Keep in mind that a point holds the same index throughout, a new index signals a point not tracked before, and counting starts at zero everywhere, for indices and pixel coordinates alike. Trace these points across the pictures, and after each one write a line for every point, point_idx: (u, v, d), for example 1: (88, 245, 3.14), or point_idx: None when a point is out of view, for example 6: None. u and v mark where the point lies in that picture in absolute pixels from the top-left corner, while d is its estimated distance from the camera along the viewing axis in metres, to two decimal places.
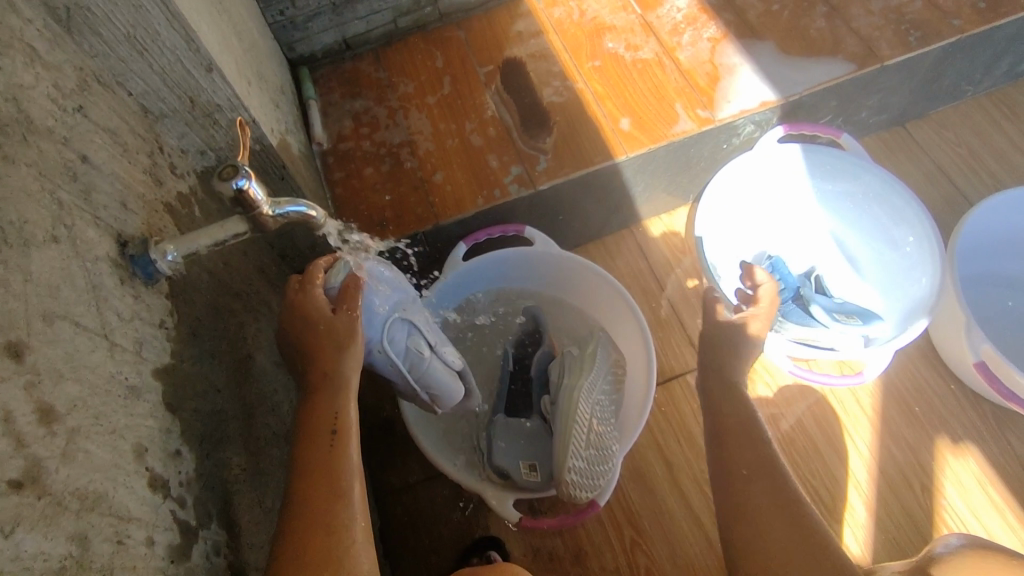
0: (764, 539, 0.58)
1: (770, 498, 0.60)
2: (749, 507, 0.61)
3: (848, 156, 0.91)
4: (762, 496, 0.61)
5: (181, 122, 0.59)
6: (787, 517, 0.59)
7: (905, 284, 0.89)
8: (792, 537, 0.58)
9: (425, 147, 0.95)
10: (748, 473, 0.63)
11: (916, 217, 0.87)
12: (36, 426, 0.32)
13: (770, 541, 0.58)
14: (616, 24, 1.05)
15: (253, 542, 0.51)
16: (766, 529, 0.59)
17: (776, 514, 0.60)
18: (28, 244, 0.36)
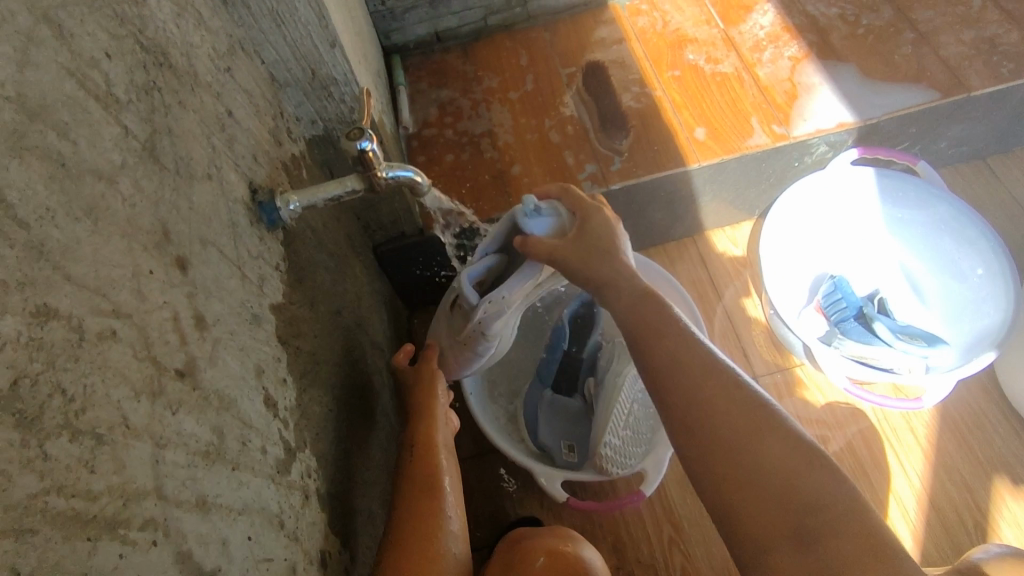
0: (697, 429, 0.52)
1: (710, 382, 0.53)
2: (676, 392, 0.53)
3: (924, 184, 0.91)
4: (690, 378, 0.53)
5: (300, 92, 0.65)
6: (742, 401, 0.52)
7: (971, 316, 0.89)
8: (748, 414, 0.51)
9: (504, 139, 1.00)
10: (673, 359, 0.55)
11: (988, 249, 0.87)
12: (193, 329, 0.37)
13: (736, 429, 0.50)
14: (698, 36, 1.07)
15: (339, 479, 0.55)
16: (726, 418, 0.51)
17: (705, 409, 0.52)
18: (192, 177, 0.42)
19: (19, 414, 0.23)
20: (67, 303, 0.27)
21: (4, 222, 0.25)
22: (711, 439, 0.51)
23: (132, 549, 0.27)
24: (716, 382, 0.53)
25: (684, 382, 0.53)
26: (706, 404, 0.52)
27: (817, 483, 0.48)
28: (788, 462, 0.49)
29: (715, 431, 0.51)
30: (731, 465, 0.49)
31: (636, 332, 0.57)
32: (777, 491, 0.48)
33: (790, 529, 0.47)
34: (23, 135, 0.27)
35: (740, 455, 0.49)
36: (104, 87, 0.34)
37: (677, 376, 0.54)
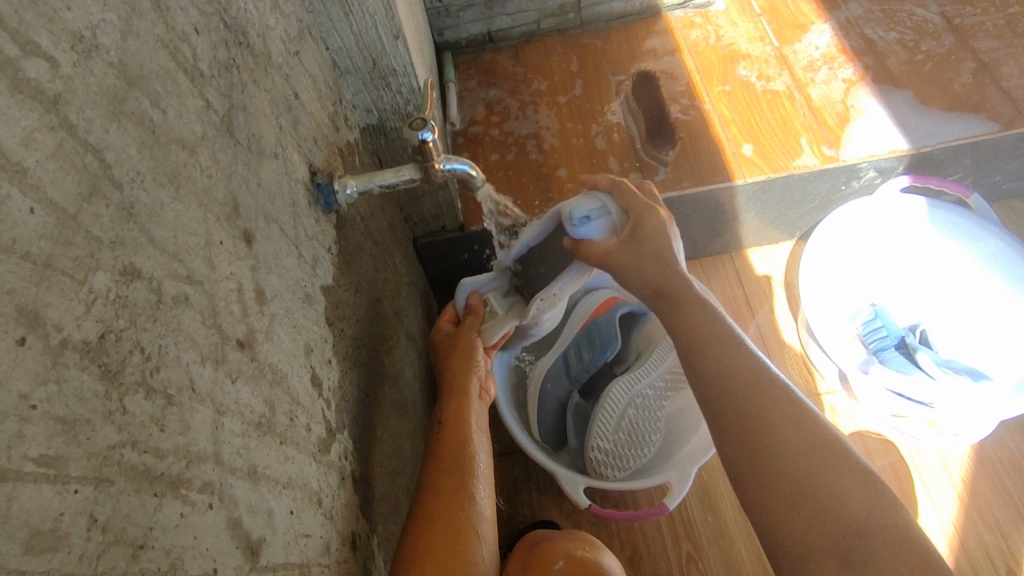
0: (745, 432, 0.52)
1: (763, 388, 0.53)
2: (727, 397, 0.54)
3: (975, 216, 0.90)
4: (743, 383, 0.53)
5: (360, 80, 0.66)
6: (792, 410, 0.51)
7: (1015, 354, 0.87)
8: (798, 425, 0.51)
9: (550, 142, 1.01)
10: (727, 365, 0.55)
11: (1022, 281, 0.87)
12: (254, 303, 0.38)
13: (783, 438, 0.50)
14: (752, 52, 1.06)
15: (371, 462, 0.56)
16: (774, 428, 0.51)
17: (756, 415, 0.52)
18: (260, 155, 0.43)
19: (104, 366, 0.24)
20: (150, 266, 0.28)
21: (101, 180, 0.26)
22: (757, 445, 0.51)
23: (191, 509, 0.28)
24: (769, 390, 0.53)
25: (735, 387, 0.54)
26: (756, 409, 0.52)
27: (856, 498, 0.47)
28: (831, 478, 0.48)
29: (761, 439, 0.51)
30: (775, 473, 0.49)
31: (691, 334, 0.58)
32: (815, 498, 0.48)
33: (824, 536, 0.47)
34: (121, 101, 0.28)
35: (784, 462, 0.49)
36: (191, 61, 0.35)
37: (731, 380, 0.54)
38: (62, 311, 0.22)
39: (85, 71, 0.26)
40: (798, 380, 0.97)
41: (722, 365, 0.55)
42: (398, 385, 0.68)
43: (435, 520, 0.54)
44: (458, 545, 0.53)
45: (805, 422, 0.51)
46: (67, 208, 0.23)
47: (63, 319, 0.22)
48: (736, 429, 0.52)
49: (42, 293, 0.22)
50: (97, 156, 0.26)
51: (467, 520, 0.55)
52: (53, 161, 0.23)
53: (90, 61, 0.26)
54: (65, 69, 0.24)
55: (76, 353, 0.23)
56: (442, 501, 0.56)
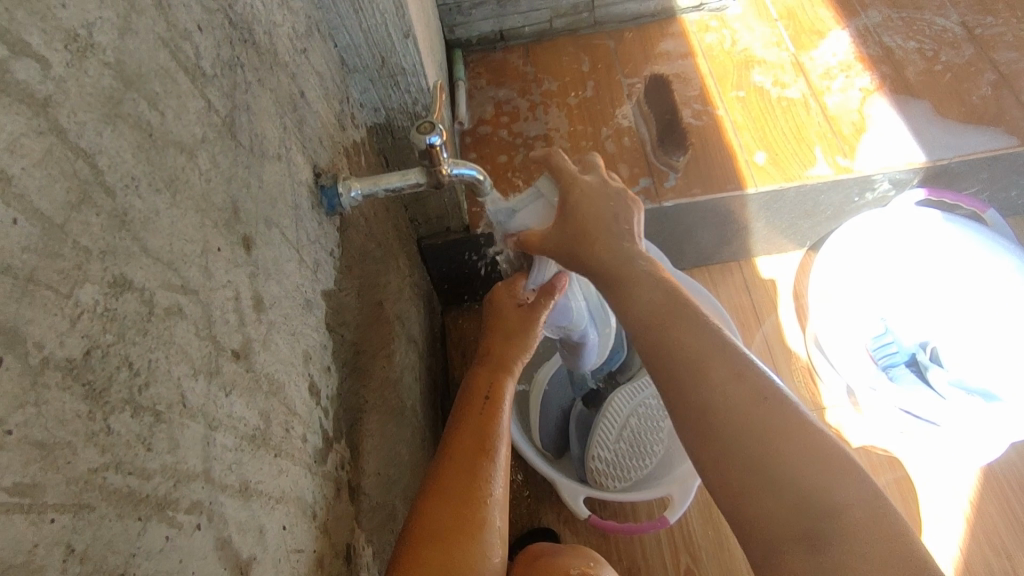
0: (704, 422, 0.49)
1: (721, 373, 0.49)
2: (681, 382, 0.51)
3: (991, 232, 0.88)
4: (699, 368, 0.50)
5: (368, 78, 0.65)
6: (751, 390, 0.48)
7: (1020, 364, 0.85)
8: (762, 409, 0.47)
9: (559, 144, 0.99)
10: (680, 351, 0.51)
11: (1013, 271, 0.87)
12: (252, 311, 0.37)
13: (746, 426, 0.47)
14: (767, 58, 1.05)
15: (368, 470, 0.55)
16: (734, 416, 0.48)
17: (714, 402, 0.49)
18: (262, 156, 0.41)
19: (89, 385, 0.23)
20: (142, 276, 0.27)
21: (93, 188, 0.25)
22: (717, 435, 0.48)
23: (178, 531, 0.27)
24: (730, 375, 0.49)
25: (689, 374, 0.50)
26: (712, 395, 0.49)
27: (831, 483, 0.44)
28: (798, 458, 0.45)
29: (718, 427, 0.48)
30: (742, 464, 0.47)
31: (651, 320, 0.53)
32: (782, 485, 0.45)
33: (801, 526, 0.44)
34: (117, 103, 0.27)
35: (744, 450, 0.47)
36: (193, 60, 0.34)
37: (686, 367, 0.51)
38: (44, 329, 0.21)
39: (79, 71, 0.24)
40: (804, 393, 0.96)
41: (683, 352, 0.51)
42: (398, 389, 0.67)
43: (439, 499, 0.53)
44: (468, 528, 0.52)
45: (770, 405, 0.47)
46: (54, 218, 0.22)
47: (46, 336, 0.21)
48: (691, 420, 0.50)
49: (24, 309, 0.20)
50: (89, 162, 0.25)
51: (478, 503, 0.53)
52: (41, 167, 0.22)
53: (84, 61, 0.25)
54: (57, 69, 0.23)
55: (58, 372, 0.21)
56: (458, 480, 0.55)
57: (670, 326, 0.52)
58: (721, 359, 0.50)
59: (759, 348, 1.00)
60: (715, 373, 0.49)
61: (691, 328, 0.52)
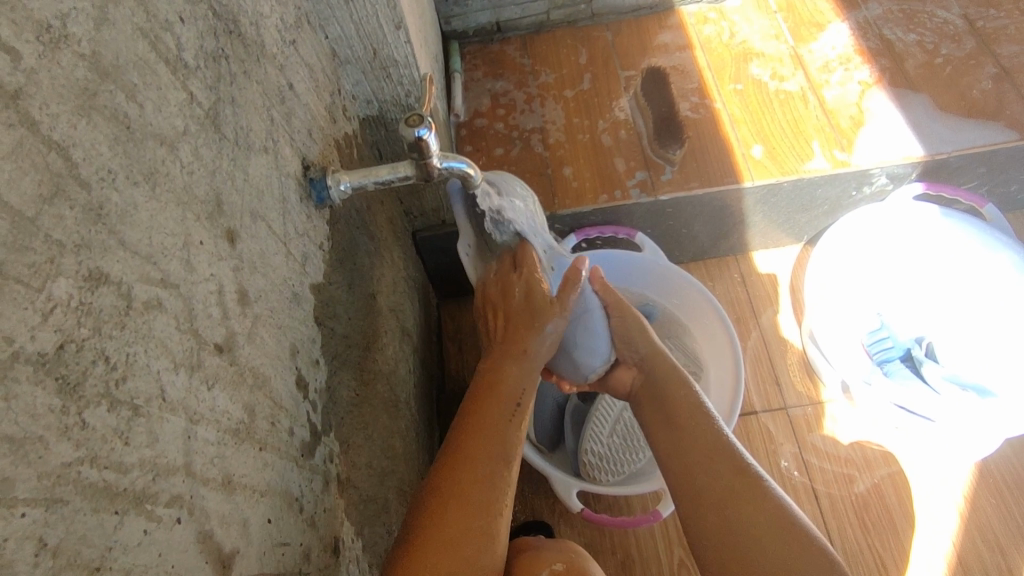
0: (698, 493, 0.55)
1: (714, 447, 0.57)
2: (678, 452, 0.58)
3: (987, 228, 0.87)
4: (699, 443, 0.58)
5: (360, 70, 0.65)
6: (742, 471, 0.55)
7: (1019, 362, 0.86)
8: (756, 497, 0.54)
9: (556, 137, 0.99)
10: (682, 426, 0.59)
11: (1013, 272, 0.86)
12: (236, 304, 0.37)
13: (735, 502, 0.54)
14: (766, 51, 1.04)
15: (359, 464, 0.55)
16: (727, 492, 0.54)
17: (706, 473, 0.56)
18: (248, 148, 0.41)
19: (62, 379, 0.23)
20: (119, 269, 0.27)
21: (66, 181, 0.24)
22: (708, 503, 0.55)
23: (156, 525, 0.27)
24: (722, 453, 0.57)
25: (687, 447, 0.58)
26: (707, 469, 0.56)
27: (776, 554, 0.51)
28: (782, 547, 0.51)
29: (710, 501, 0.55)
30: (726, 538, 0.53)
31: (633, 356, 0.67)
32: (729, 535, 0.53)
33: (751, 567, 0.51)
34: (92, 94, 0.27)
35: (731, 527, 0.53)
36: (175, 52, 0.34)
37: (686, 443, 0.58)
38: (14, 322, 0.21)
39: (52, 63, 0.24)
40: (799, 388, 0.95)
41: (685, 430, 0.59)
42: (390, 381, 0.67)
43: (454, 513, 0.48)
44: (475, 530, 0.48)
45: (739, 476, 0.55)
46: (25, 211, 0.22)
47: (16, 330, 0.21)
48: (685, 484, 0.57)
49: None
50: (63, 154, 0.24)
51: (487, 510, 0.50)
52: (10, 160, 0.22)
53: (57, 53, 0.25)
54: (27, 61, 0.23)
55: (29, 366, 0.21)
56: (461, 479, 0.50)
57: (669, 391, 0.62)
58: (715, 440, 0.58)
59: (754, 343, 1.00)
60: (710, 453, 0.57)
61: (691, 406, 0.61)
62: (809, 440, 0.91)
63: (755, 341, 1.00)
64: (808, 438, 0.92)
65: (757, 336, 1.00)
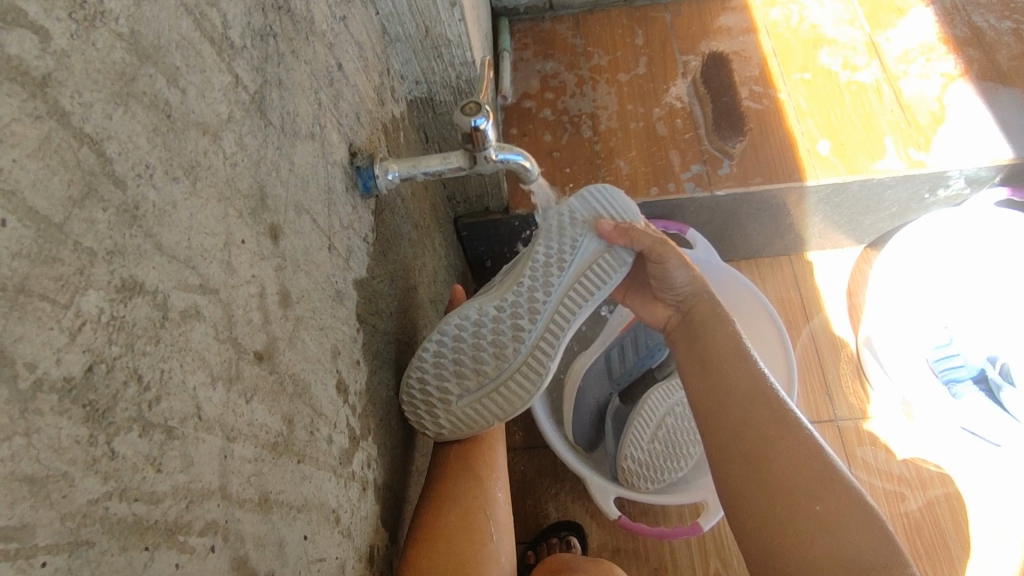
0: (732, 457, 0.50)
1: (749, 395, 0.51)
2: (710, 412, 0.52)
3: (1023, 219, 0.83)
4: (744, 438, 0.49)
5: (410, 49, 0.61)
6: (813, 460, 0.48)
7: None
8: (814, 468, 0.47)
9: (607, 124, 0.94)
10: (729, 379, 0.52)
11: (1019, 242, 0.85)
12: (278, 307, 0.34)
13: (805, 513, 0.46)
14: (838, 37, 0.96)
15: (397, 466, 0.52)
16: (791, 493, 0.47)
17: (771, 468, 0.48)
18: (295, 135, 0.38)
19: (90, 406, 0.20)
20: (155, 276, 0.24)
21: (99, 179, 0.22)
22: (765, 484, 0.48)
23: (189, 557, 0.25)
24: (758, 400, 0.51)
25: (732, 434, 0.50)
26: (767, 464, 0.48)
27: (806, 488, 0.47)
28: (867, 565, 0.44)
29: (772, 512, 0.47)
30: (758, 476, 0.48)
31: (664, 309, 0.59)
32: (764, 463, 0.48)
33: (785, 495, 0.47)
34: (131, 79, 0.24)
35: (806, 549, 0.45)
36: (220, 30, 0.31)
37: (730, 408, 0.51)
38: (37, 346, 0.19)
39: (87, 44, 0.22)
40: (851, 401, 0.90)
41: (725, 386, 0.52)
42: None
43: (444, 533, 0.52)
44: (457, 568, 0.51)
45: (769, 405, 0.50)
46: (52, 216, 0.19)
47: (39, 355, 0.19)
48: (724, 455, 0.50)
49: (11, 325, 0.18)
50: (95, 149, 0.22)
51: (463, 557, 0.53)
52: (35, 158, 0.19)
53: (92, 31, 0.22)
54: (58, 42, 0.20)
55: (53, 395, 0.19)
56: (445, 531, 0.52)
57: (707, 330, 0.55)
58: (778, 422, 0.50)
59: (804, 350, 0.94)
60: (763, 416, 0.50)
61: (746, 376, 0.52)
62: (861, 457, 0.86)
63: (805, 348, 0.94)
64: (859, 454, 0.86)
65: (811, 344, 0.94)
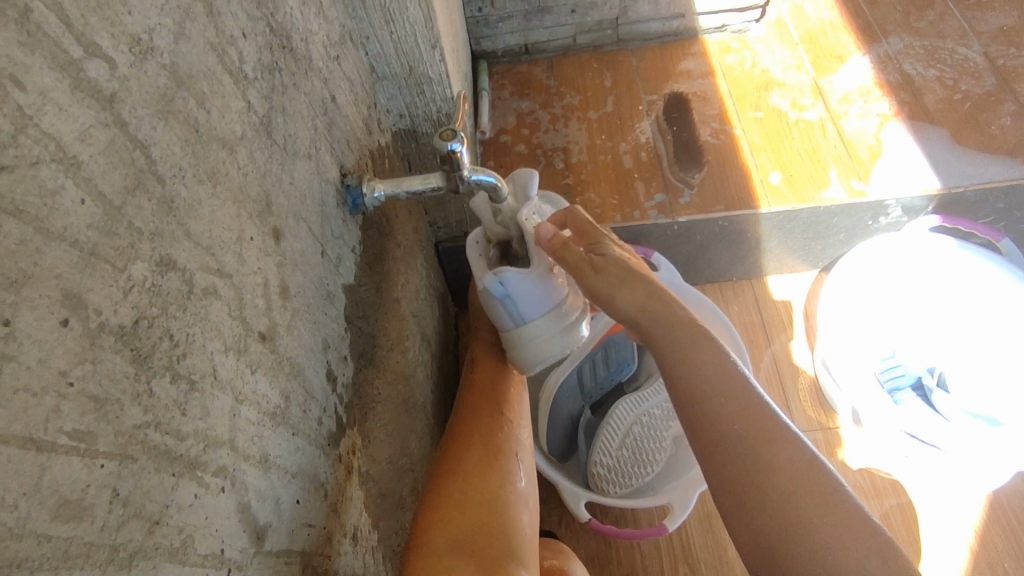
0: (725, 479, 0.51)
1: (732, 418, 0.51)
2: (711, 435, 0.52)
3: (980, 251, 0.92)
4: (731, 456, 0.50)
5: (396, 86, 0.68)
6: (798, 464, 0.49)
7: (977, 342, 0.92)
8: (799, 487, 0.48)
9: (578, 157, 1.02)
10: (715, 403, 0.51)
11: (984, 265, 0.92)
12: (279, 298, 0.39)
13: (800, 526, 0.47)
14: (786, 81, 1.06)
15: (379, 459, 0.57)
16: (787, 512, 0.48)
17: (762, 486, 0.49)
18: (294, 154, 0.44)
19: (136, 350, 0.26)
20: (184, 257, 0.30)
21: (147, 176, 0.27)
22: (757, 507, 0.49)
23: (205, 491, 0.29)
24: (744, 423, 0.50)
25: (723, 457, 0.51)
26: (758, 481, 0.49)
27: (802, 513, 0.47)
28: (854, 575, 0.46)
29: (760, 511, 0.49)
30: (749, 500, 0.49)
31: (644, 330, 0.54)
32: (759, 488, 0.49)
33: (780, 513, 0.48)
34: (170, 101, 0.30)
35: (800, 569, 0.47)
36: (237, 64, 0.37)
37: (718, 430, 0.51)
38: (102, 296, 0.24)
39: (140, 71, 0.28)
40: (808, 414, 0.96)
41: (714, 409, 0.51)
42: (410, 385, 0.69)
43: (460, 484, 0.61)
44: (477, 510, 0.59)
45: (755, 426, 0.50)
46: (113, 200, 0.25)
47: (103, 304, 0.24)
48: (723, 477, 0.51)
49: (86, 279, 0.23)
50: (144, 152, 0.27)
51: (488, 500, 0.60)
52: (105, 156, 0.25)
53: (144, 63, 0.28)
54: (122, 69, 0.26)
55: (111, 337, 0.24)
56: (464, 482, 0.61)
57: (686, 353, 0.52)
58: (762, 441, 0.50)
59: (764, 366, 1.01)
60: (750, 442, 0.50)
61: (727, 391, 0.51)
62: None
63: (766, 364, 1.01)
64: None
65: (770, 361, 1.01)
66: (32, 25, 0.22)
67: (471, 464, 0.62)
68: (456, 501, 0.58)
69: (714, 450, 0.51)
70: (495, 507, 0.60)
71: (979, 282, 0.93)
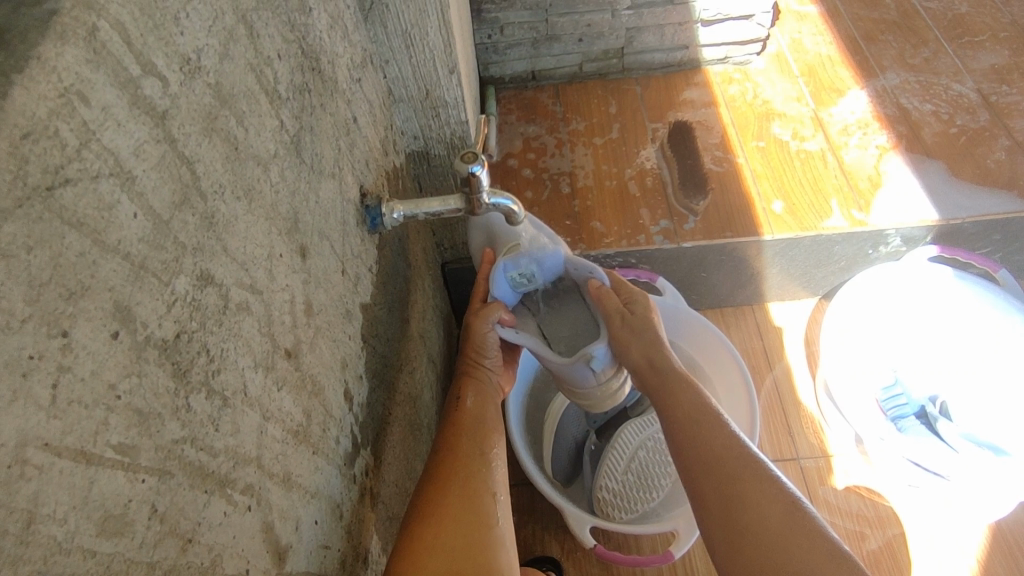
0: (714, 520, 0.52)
1: (727, 456, 0.53)
2: (706, 476, 0.53)
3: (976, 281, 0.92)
4: (716, 485, 0.52)
5: (412, 108, 0.69)
6: (781, 500, 0.50)
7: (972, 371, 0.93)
8: (789, 525, 0.49)
9: (584, 182, 1.03)
10: (710, 445, 0.54)
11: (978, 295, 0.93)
12: (305, 316, 0.40)
13: (775, 548, 0.48)
14: (787, 112, 1.09)
15: (387, 481, 0.56)
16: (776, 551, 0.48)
17: (751, 523, 0.50)
18: (320, 173, 0.45)
19: (177, 365, 0.26)
20: (222, 273, 0.30)
21: (191, 192, 0.28)
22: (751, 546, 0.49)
23: (233, 509, 0.29)
24: (738, 464, 0.53)
25: (719, 496, 0.52)
26: (744, 506, 0.51)
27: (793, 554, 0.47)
28: None
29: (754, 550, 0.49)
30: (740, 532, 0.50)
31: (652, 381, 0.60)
32: (751, 525, 0.50)
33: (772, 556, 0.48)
34: (214, 119, 0.30)
35: None
36: (272, 85, 0.38)
37: (712, 469, 0.53)
38: (149, 310, 0.24)
39: (189, 90, 0.28)
40: (810, 441, 0.96)
41: (707, 450, 0.54)
42: (417, 407, 0.69)
43: (433, 524, 0.52)
44: (454, 555, 0.50)
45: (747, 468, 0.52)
46: (162, 215, 0.25)
47: (149, 318, 0.24)
48: (716, 515, 0.52)
49: (136, 291, 0.23)
50: (190, 169, 0.28)
51: (470, 542, 0.51)
52: (156, 171, 0.25)
53: (193, 81, 0.28)
54: (173, 87, 0.27)
55: (156, 350, 0.24)
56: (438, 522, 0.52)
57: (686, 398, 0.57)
58: (758, 482, 0.51)
59: (766, 393, 1.01)
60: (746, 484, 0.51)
61: (719, 432, 0.55)
62: (822, 493, 0.92)
63: (768, 390, 1.01)
64: (820, 491, 0.92)
65: (774, 388, 1.01)
66: (98, 43, 0.22)
67: (447, 502, 0.54)
68: (428, 546, 0.50)
69: (704, 485, 0.53)
70: (474, 552, 0.51)
71: (978, 308, 0.94)
